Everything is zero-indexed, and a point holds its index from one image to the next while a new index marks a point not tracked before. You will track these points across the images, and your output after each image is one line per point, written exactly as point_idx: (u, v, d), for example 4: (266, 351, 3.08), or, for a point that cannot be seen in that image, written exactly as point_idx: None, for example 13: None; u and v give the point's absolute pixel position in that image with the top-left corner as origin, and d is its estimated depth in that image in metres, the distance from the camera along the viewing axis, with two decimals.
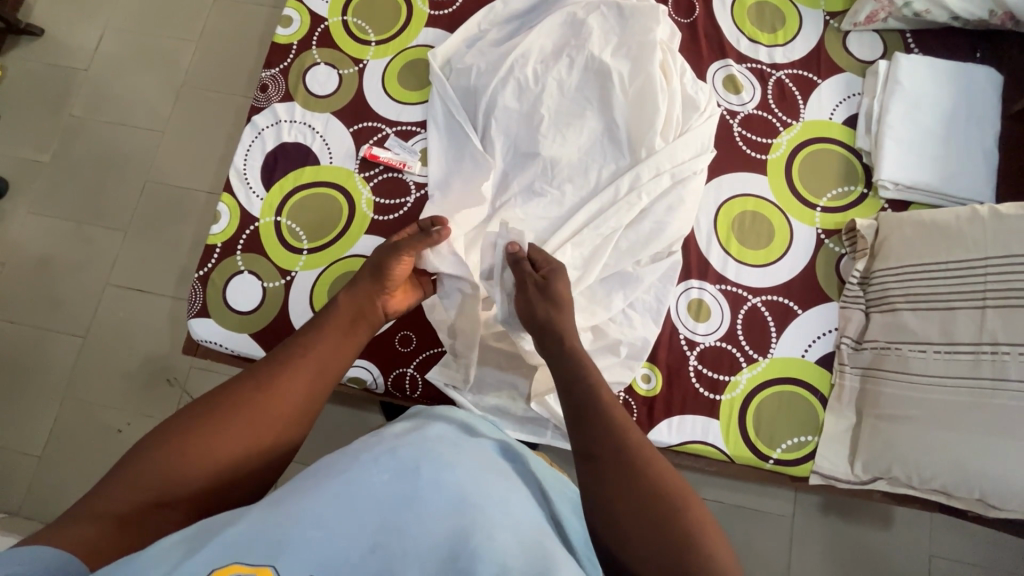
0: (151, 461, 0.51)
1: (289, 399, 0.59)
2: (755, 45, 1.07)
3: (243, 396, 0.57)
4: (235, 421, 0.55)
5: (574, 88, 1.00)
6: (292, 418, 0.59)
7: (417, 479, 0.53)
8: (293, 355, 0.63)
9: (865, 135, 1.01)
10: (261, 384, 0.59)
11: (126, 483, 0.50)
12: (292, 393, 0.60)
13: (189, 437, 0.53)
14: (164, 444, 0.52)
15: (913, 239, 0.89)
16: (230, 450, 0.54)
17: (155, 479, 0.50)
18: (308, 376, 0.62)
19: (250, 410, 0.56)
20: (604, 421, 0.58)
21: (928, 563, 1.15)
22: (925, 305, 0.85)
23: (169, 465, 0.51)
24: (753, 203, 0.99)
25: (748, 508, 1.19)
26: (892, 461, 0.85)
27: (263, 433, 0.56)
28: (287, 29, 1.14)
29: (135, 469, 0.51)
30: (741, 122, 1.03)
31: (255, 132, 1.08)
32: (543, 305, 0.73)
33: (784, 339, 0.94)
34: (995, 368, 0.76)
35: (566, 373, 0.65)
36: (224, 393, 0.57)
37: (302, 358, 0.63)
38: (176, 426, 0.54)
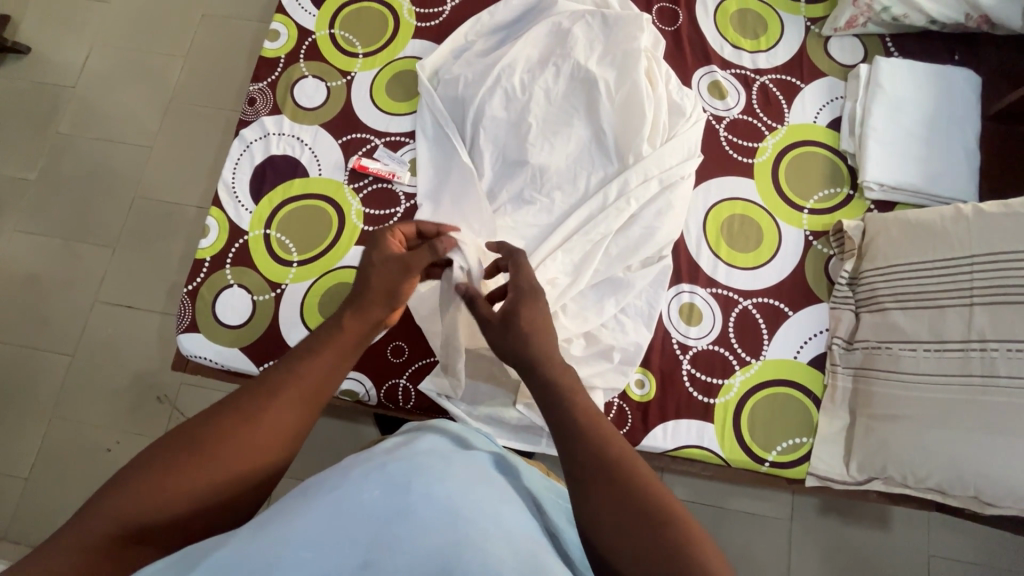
0: (134, 494, 0.50)
1: (278, 427, 0.57)
2: (738, 51, 1.08)
3: (230, 427, 0.55)
4: (221, 454, 0.53)
5: (562, 97, 1.01)
6: (280, 446, 0.57)
7: (408, 492, 0.52)
8: (283, 379, 0.60)
9: (849, 138, 1.02)
10: (249, 412, 0.57)
11: (108, 512, 0.49)
12: (282, 422, 0.58)
13: (172, 469, 0.51)
14: (148, 473, 0.51)
15: (899, 239, 0.90)
16: (215, 480, 0.53)
17: (140, 508, 0.49)
18: (298, 402, 0.60)
19: (236, 442, 0.55)
20: (587, 438, 0.58)
21: (927, 563, 1.15)
22: (912, 304, 0.85)
23: (152, 498, 0.50)
24: (742, 206, 1.00)
25: (746, 512, 1.18)
26: (887, 461, 0.85)
27: (253, 466, 0.55)
28: (274, 43, 1.14)
29: (116, 500, 0.49)
30: (727, 127, 1.04)
31: (243, 145, 1.08)
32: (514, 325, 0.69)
33: (775, 341, 0.94)
34: (984, 365, 0.76)
35: (543, 393, 0.64)
36: (210, 421, 0.55)
37: (292, 382, 0.60)
38: (160, 457, 0.52)
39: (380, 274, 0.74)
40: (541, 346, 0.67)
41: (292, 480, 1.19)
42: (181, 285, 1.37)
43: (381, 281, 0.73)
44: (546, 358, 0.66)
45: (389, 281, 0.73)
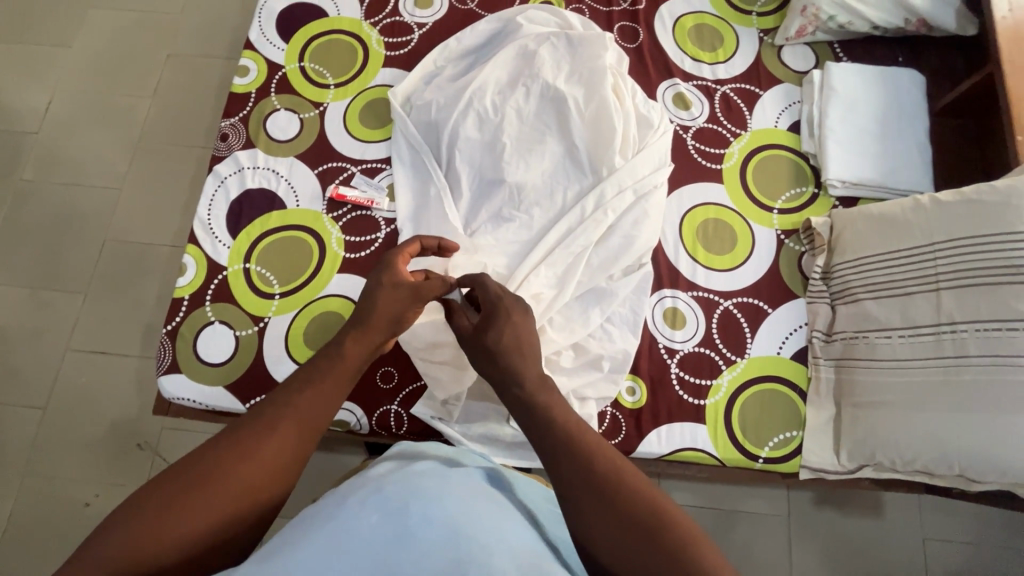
0: (127, 536, 0.48)
1: (275, 461, 0.56)
2: (697, 63, 1.13)
3: (224, 463, 0.53)
4: (216, 491, 0.52)
5: (533, 116, 1.04)
6: (277, 480, 0.56)
7: (409, 514, 0.51)
8: (278, 410, 0.59)
9: (810, 139, 1.06)
10: (244, 447, 0.55)
11: (104, 554, 0.47)
12: (279, 456, 0.56)
13: (167, 509, 0.50)
14: (141, 515, 0.49)
15: (865, 232, 0.93)
16: (210, 519, 0.51)
17: (132, 552, 0.48)
18: (295, 434, 0.58)
19: (231, 478, 0.53)
20: (576, 450, 0.55)
21: (922, 546, 1.18)
22: (884, 293, 0.89)
23: (145, 540, 0.48)
24: (714, 210, 1.03)
25: (744, 511, 1.19)
26: (875, 447, 0.87)
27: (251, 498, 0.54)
28: (244, 79, 1.15)
29: (107, 544, 0.47)
30: (694, 136, 1.08)
31: (217, 181, 1.07)
32: (483, 349, 0.67)
33: (758, 338, 0.97)
34: (956, 346, 0.79)
35: (523, 404, 0.60)
36: (205, 457, 0.54)
37: (289, 413, 0.59)
38: (154, 496, 0.51)
39: (387, 296, 0.73)
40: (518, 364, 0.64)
41: (284, 519, 1.16)
42: (158, 327, 1.34)
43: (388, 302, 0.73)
44: (523, 377, 0.62)
45: (398, 309, 0.74)
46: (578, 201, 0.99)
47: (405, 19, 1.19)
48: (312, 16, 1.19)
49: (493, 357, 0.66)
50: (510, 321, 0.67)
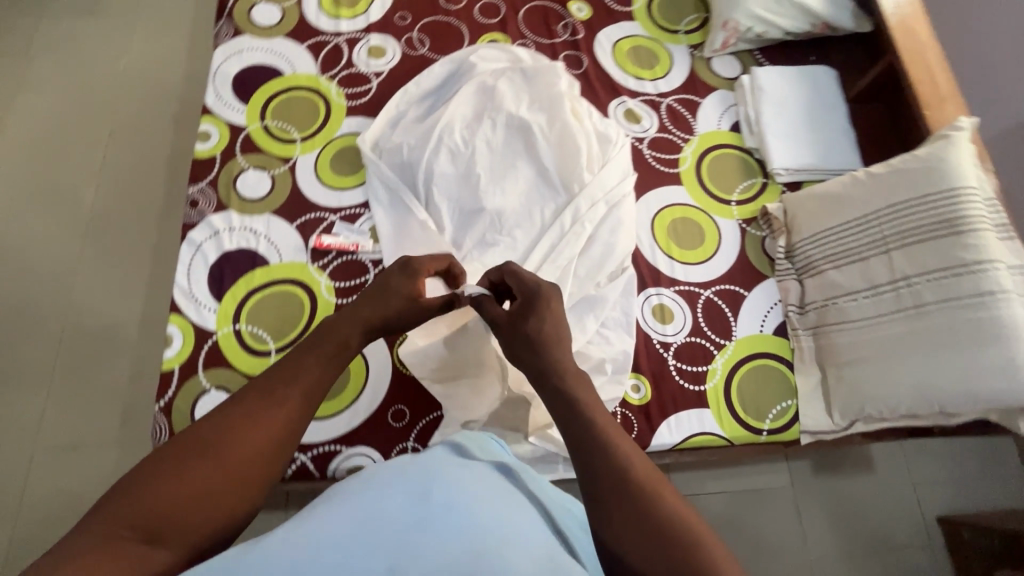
0: (134, 499, 0.47)
1: (278, 426, 0.55)
2: (640, 80, 1.23)
3: (227, 428, 0.52)
4: (222, 454, 0.51)
5: (502, 146, 1.10)
6: (279, 445, 0.54)
7: (430, 503, 0.52)
8: (276, 379, 0.58)
9: (751, 136, 1.18)
10: (247, 413, 0.54)
11: (101, 532, 0.45)
12: (281, 421, 0.55)
13: (174, 470, 0.49)
14: (149, 478, 0.48)
15: (815, 210, 1.04)
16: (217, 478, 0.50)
17: (139, 516, 0.46)
18: (296, 400, 0.57)
19: (235, 443, 0.52)
20: (589, 423, 0.58)
21: (914, 491, 1.26)
22: (843, 261, 0.98)
23: (151, 502, 0.47)
24: (680, 210, 1.12)
25: (752, 489, 1.25)
26: (863, 402, 0.94)
27: (252, 467, 0.52)
28: (206, 144, 1.15)
29: (114, 507, 0.46)
30: (649, 145, 1.17)
31: (193, 247, 1.05)
32: (522, 336, 0.69)
33: (742, 321, 1.04)
34: (913, 297, 0.90)
35: (560, 396, 0.62)
36: (208, 422, 0.53)
37: (289, 381, 0.58)
38: (160, 461, 0.49)
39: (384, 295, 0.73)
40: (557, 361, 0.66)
41: None
42: (135, 408, 1.28)
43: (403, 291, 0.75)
44: (557, 370, 0.65)
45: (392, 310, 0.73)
46: (557, 219, 1.05)
47: (361, 69, 1.23)
48: (267, 75, 1.21)
49: (535, 348, 0.68)
50: (554, 309, 0.72)
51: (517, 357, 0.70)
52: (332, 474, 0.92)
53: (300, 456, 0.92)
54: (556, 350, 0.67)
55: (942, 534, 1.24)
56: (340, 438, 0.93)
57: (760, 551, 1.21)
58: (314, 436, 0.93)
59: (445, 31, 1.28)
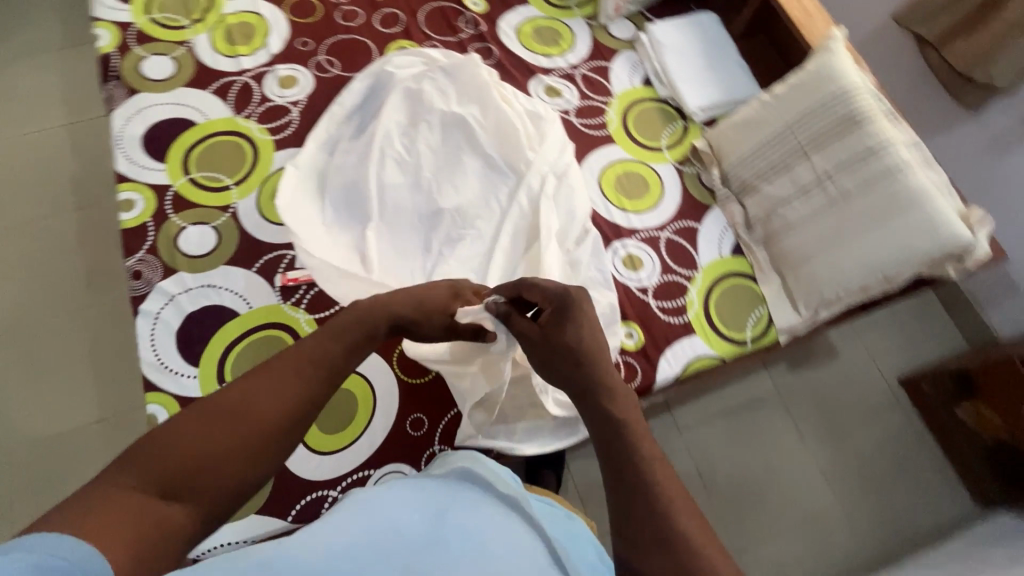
0: (158, 449, 0.46)
1: (297, 398, 0.54)
2: (550, 58, 1.30)
3: (251, 393, 0.52)
4: (242, 415, 0.50)
5: (442, 145, 1.12)
6: (297, 416, 0.53)
7: (445, 527, 0.57)
8: (298, 353, 0.57)
9: (662, 87, 1.27)
10: (272, 380, 0.54)
11: (124, 475, 0.44)
12: (300, 394, 0.54)
13: (197, 426, 0.48)
14: (175, 430, 0.48)
15: (736, 137, 1.15)
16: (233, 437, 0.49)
17: (160, 466, 0.45)
18: (316, 376, 0.56)
19: (256, 409, 0.51)
20: (622, 441, 0.55)
21: (874, 363, 1.43)
22: (772, 174, 1.10)
23: (171, 454, 0.46)
24: (620, 166, 1.19)
25: (745, 402, 1.36)
26: (821, 290, 1.04)
27: (268, 440, 0.51)
28: (132, 212, 1.08)
29: (140, 454, 0.46)
30: (576, 115, 1.23)
31: (151, 319, 0.99)
32: (560, 349, 0.64)
33: (702, 250, 1.13)
34: (836, 189, 1.02)
35: (594, 404, 0.59)
36: (235, 386, 0.52)
37: (312, 358, 0.57)
38: (187, 416, 0.49)
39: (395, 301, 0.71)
40: (603, 376, 0.61)
41: None
42: None
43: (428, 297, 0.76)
44: (606, 387, 0.60)
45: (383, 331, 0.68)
46: (514, 201, 1.08)
47: (277, 101, 1.20)
48: (180, 128, 1.16)
49: (575, 360, 0.63)
50: (586, 317, 0.65)
51: (554, 369, 0.65)
52: None
53: (330, 492, 0.90)
54: (596, 362, 0.62)
55: (906, 392, 1.40)
56: (366, 462, 0.92)
57: (765, 452, 1.33)
58: (340, 468, 0.92)
59: (353, 48, 1.28)
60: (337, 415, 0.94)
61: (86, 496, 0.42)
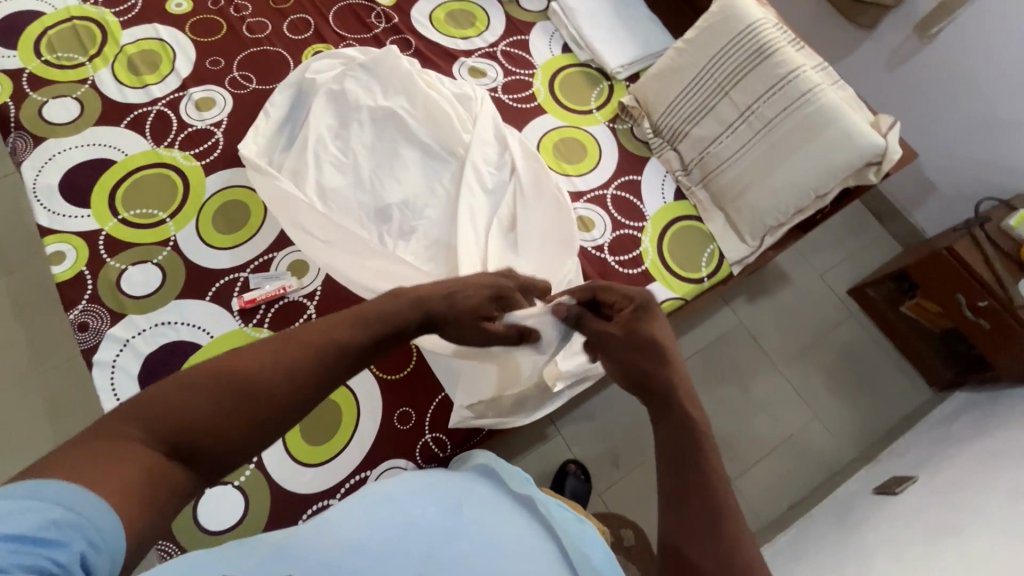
0: (161, 404, 0.44)
1: (308, 373, 0.50)
2: (468, 39, 1.30)
3: (262, 361, 0.49)
4: (247, 383, 0.47)
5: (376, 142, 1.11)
6: (303, 392, 0.50)
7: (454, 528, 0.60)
8: (321, 329, 0.53)
9: (582, 51, 1.30)
10: (286, 350, 0.50)
11: (126, 425, 0.43)
12: (312, 369, 0.50)
13: (201, 387, 0.46)
14: (183, 386, 0.46)
15: (660, 88, 1.19)
16: (230, 405, 0.46)
17: (160, 421, 0.43)
18: (332, 352, 0.52)
19: (262, 378, 0.48)
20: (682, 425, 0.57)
21: (823, 279, 1.52)
22: (698, 117, 1.15)
23: (171, 412, 0.44)
24: (556, 134, 1.21)
25: (713, 339, 1.43)
26: (762, 217, 1.10)
27: (274, 417, 0.48)
28: (64, 264, 1.03)
29: (145, 405, 0.44)
30: (504, 91, 1.25)
31: (108, 368, 0.95)
32: (641, 345, 0.64)
33: (647, 200, 1.17)
34: (759, 119, 1.08)
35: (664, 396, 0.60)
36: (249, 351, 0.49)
37: (335, 333, 0.53)
38: (196, 374, 0.47)
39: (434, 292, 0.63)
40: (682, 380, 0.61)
41: None
42: None
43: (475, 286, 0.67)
44: (685, 391, 0.60)
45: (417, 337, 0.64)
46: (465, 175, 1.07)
47: (198, 125, 1.16)
48: (99, 168, 1.10)
49: (657, 357, 0.63)
50: (662, 317, 0.67)
51: (631, 365, 0.64)
52: None
53: (331, 500, 0.90)
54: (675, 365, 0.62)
55: (856, 302, 1.50)
56: (361, 465, 0.92)
57: (740, 382, 1.40)
58: (336, 476, 0.91)
59: (267, 60, 1.24)
60: (322, 424, 0.94)
61: (95, 438, 0.41)
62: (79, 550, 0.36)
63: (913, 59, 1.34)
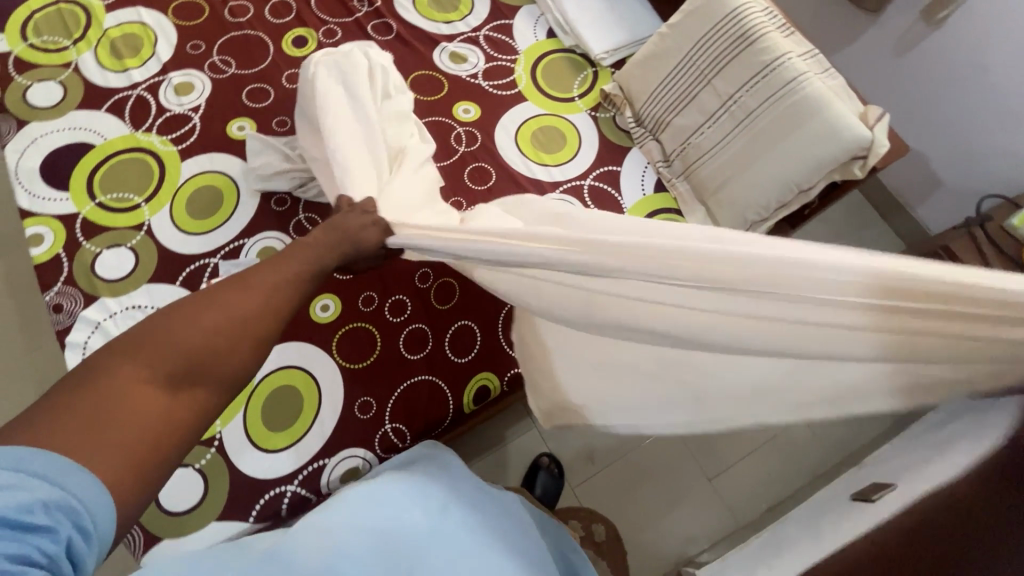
0: (140, 344, 0.47)
1: (265, 299, 0.55)
2: (450, 23, 1.27)
3: (222, 293, 0.53)
4: (217, 311, 0.51)
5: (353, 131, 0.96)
6: (270, 316, 0.54)
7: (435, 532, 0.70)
8: (263, 267, 0.59)
9: (566, 36, 1.26)
10: (240, 282, 0.55)
11: (111, 370, 0.45)
12: (268, 297, 0.55)
13: (173, 325, 0.49)
14: (155, 330, 0.49)
15: (642, 76, 1.15)
16: (209, 332, 0.50)
17: (145, 361, 0.46)
18: (280, 284, 0.57)
19: (228, 305, 0.52)
20: None
21: None
22: (680, 106, 1.11)
23: (151, 354, 0.47)
24: (535, 122, 1.18)
25: None
26: (742, 212, 1.06)
27: (251, 352, 0.52)
28: (42, 246, 1.05)
29: (125, 350, 0.47)
30: (484, 77, 1.22)
31: (79, 350, 0.97)
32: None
33: (625, 192, 1.14)
34: (741, 109, 1.03)
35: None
36: (206, 292, 0.53)
37: (273, 269, 0.59)
38: (162, 318, 0.50)
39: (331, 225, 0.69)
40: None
41: None
42: None
43: (353, 224, 0.69)
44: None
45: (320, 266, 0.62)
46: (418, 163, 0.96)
47: (176, 110, 1.16)
48: (79, 152, 1.12)
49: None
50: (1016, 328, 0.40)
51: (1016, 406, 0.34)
52: (327, 488, 0.92)
53: (289, 486, 0.90)
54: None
55: None
56: (320, 452, 0.93)
57: None
58: (295, 463, 0.92)
59: (247, 43, 1.24)
60: (281, 410, 0.94)
61: (86, 385, 0.44)
62: (64, 535, 0.38)
63: (921, 44, 1.26)
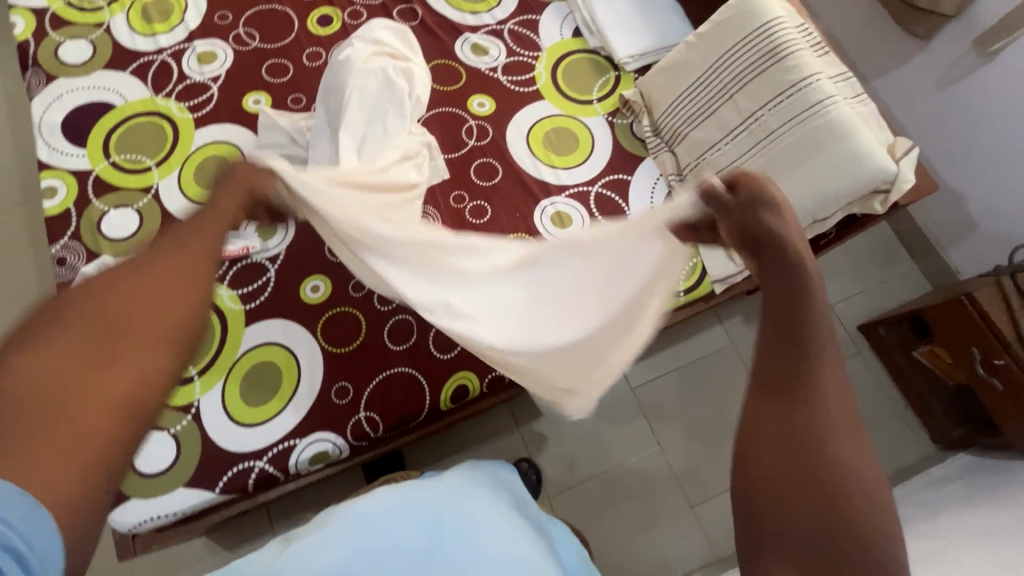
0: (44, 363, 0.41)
1: (181, 282, 0.49)
2: (476, 14, 1.25)
3: (126, 289, 0.46)
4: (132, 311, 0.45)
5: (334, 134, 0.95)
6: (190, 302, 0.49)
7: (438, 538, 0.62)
8: (164, 246, 0.51)
9: (592, 37, 1.23)
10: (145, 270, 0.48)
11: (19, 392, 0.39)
12: (186, 280, 0.49)
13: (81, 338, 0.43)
14: (63, 342, 0.42)
15: (664, 84, 1.11)
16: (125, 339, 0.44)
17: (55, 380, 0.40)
18: (191, 262, 0.51)
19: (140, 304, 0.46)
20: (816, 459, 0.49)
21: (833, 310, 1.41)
22: (700, 120, 1.06)
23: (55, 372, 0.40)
24: (549, 122, 1.16)
25: (697, 358, 1.35)
26: None
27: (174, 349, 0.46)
28: (54, 199, 1.07)
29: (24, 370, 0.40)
30: (503, 71, 1.20)
31: None
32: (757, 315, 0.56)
33: (633, 203, 1.10)
34: (762, 129, 0.98)
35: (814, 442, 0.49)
36: (107, 289, 0.46)
37: (172, 247, 0.51)
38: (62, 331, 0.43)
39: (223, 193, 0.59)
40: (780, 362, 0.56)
41: None
42: None
43: (249, 180, 0.61)
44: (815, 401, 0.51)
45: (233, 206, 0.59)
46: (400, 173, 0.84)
47: (196, 78, 1.18)
48: (100, 111, 1.14)
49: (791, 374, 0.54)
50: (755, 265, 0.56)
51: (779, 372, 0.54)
52: (295, 469, 0.93)
53: (257, 462, 0.91)
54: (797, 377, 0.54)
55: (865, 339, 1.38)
56: (292, 432, 0.93)
57: (719, 406, 1.32)
58: (266, 440, 0.92)
59: (273, 18, 1.24)
60: (259, 389, 0.94)
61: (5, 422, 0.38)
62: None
63: (970, 77, 1.18)
